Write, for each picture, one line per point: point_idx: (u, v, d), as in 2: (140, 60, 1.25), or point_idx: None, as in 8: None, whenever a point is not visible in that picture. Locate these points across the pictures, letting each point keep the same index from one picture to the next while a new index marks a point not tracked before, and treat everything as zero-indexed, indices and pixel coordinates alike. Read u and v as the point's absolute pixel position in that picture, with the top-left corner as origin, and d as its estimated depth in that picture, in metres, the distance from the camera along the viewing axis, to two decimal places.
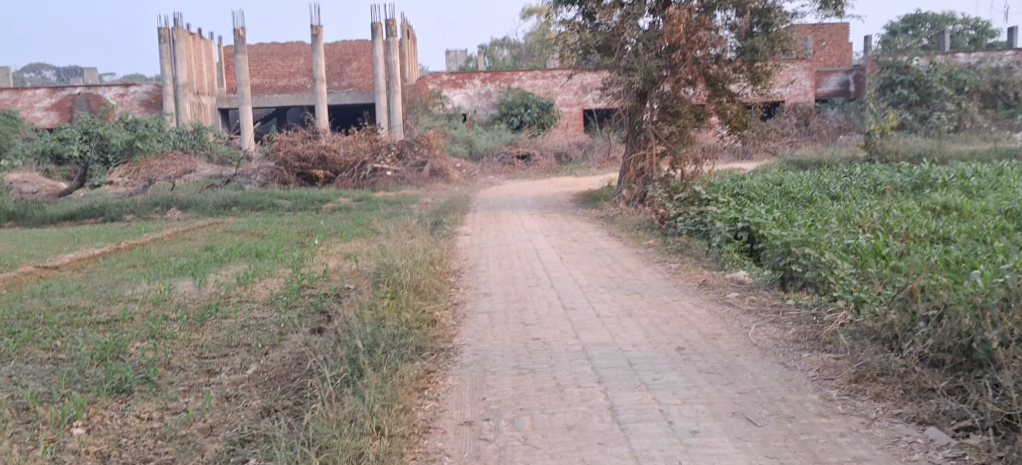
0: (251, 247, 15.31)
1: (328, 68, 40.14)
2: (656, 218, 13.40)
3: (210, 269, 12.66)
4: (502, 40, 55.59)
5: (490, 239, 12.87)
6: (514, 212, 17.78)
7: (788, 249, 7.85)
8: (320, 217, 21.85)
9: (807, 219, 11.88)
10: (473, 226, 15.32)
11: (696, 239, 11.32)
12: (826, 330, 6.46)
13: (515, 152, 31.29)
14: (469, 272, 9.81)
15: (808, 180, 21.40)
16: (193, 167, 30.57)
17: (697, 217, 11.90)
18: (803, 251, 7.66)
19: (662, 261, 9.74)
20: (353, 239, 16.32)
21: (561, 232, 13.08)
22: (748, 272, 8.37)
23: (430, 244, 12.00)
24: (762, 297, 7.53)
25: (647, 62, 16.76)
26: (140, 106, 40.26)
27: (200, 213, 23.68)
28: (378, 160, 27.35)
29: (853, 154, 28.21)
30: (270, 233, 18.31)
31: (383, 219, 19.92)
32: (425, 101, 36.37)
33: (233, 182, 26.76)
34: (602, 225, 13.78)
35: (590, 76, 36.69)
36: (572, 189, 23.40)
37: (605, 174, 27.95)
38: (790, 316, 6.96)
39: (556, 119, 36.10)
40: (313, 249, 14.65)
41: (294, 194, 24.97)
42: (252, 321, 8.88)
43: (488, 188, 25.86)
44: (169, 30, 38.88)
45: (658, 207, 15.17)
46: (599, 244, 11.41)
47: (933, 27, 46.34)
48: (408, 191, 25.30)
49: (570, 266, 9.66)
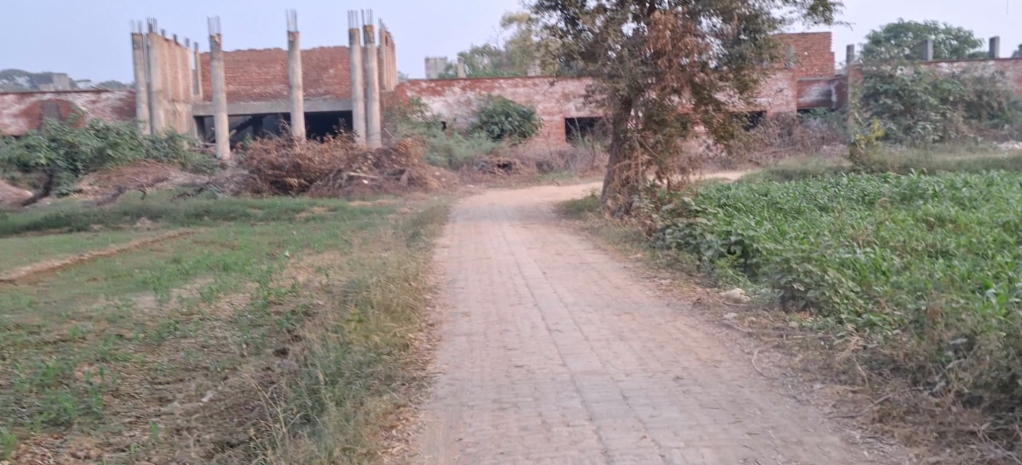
0: (220, 260, 14.65)
1: (306, 75, 39.47)
2: (643, 229, 12.90)
3: (175, 283, 11.99)
4: (483, 48, 55.10)
5: (470, 252, 12.31)
6: (494, 222, 17.23)
7: (788, 266, 7.37)
8: (295, 227, 21.19)
9: (800, 232, 11.44)
10: (451, 238, 14.74)
11: (685, 252, 10.84)
12: (838, 358, 5.95)
13: (496, 161, 30.77)
14: (449, 289, 9.25)
15: (794, 190, 21.01)
16: (166, 175, 29.77)
17: (686, 229, 11.41)
18: (804, 268, 7.18)
19: (652, 277, 9.23)
20: (327, 251, 15.69)
21: (544, 245, 12.55)
22: (744, 289, 7.88)
23: (406, 258, 11.43)
24: (762, 318, 7.02)
25: (632, 68, 16.27)
26: (113, 113, 39.38)
27: (171, 222, 22.97)
28: (354, 168, 26.71)
29: (838, 164, 27.87)
30: (241, 245, 17.64)
31: (359, 230, 19.30)
32: (405, 109, 35.78)
33: (205, 191, 26.02)
34: (587, 236, 13.27)
35: (572, 85, 36.25)
36: (554, 199, 22.87)
37: (587, 183, 27.48)
38: (794, 340, 6.44)
39: (538, 127, 35.71)
40: (285, 261, 14.02)
41: (268, 203, 24.31)
42: (213, 341, 8.27)
43: (469, 198, 25.30)
44: (143, 36, 38.10)
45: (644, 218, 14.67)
46: (585, 258, 10.89)
47: (915, 36, 46.25)
48: (387, 201, 24.69)
49: (554, 282, 9.12)
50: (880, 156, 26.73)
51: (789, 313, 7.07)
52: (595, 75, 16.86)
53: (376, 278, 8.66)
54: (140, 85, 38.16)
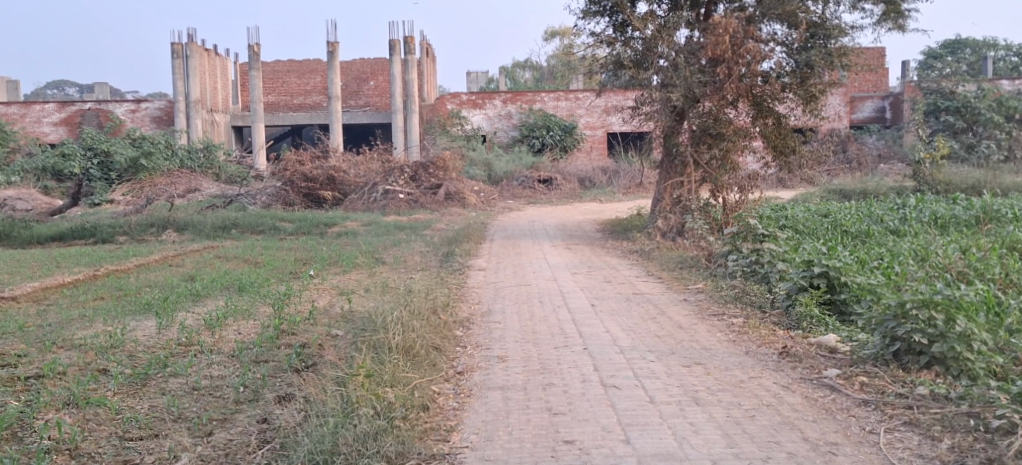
0: (242, 278, 13.52)
1: (345, 86, 38.64)
2: (701, 254, 11.54)
3: (184, 307, 10.85)
4: (523, 61, 53.92)
5: (511, 276, 11.05)
6: (535, 241, 15.98)
7: (902, 313, 6.08)
8: (325, 242, 20.14)
9: (882, 262, 10.05)
10: (488, 259, 13.53)
11: (753, 284, 9.51)
12: (1001, 446, 4.58)
13: (536, 176, 29.53)
14: (485, 323, 8.01)
15: (858, 211, 19.45)
16: (197, 185, 28.96)
17: (754, 256, 10.07)
18: (923, 316, 5.92)
19: (720, 313, 7.90)
20: (353, 271, 14.53)
21: (591, 270, 11.22)
22: (841, 338, 6.65)
23: (437, 285, 10.20)
24: (876, 380, 5.73)
25: (688, 76, 14.88)
26: (152, 122, 38.89)
27: (197, 235, 22.08)
28: (390, 181, 25.58)
29: (899, 184, 26.22)
30: (264, 261, 16.57)
31: (390, 247, 18.17)
32: (443, 121, 34.70)
33: (236, 202, 25.14)
34: (637, 261, 11.97)
35: (615, 98, 34.95)
36: (598, 217, 21.53)
37: (631, 201, 26.10)
38: (930, 415, 5.12)
39: (580, 142, 34.45)
40: (308, 282, 12.89)
41: (299, 217, 23.30)
42: (207, 382, 7.16)
43: (508, 214, 24.06)
44: (182, 45, 37.54)
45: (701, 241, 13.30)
46: (639, 287, 9.58)
47: (974, 52, 44.13)
48: (422, 216, 23.54)
49: (605, 318, 7.85)
50: (945, 176, 24.90)
51: (908, 373, 5.88)
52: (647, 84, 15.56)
53: (397, 310, 7.44)
54: (178, 94, 37.64)
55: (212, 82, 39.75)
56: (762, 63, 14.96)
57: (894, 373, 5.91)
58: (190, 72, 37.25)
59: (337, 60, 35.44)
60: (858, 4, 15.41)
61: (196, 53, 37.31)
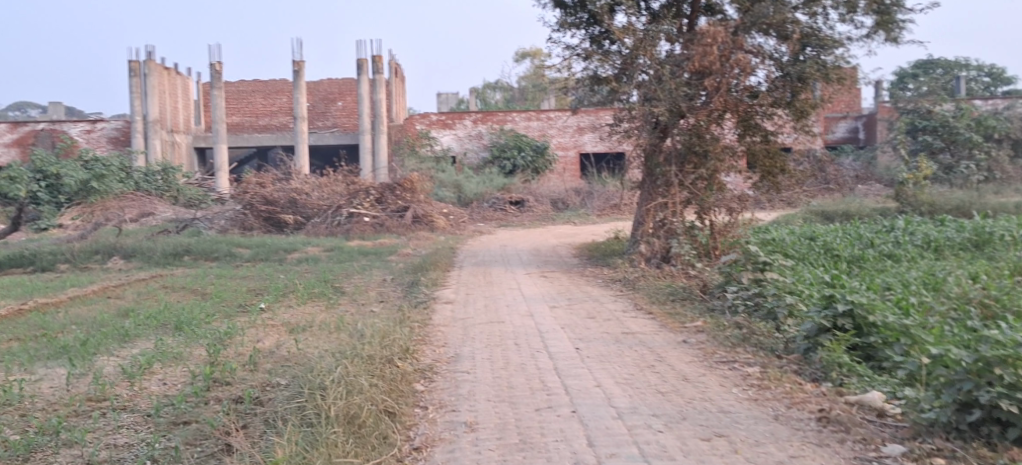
0: (183, 314, 12.11)
1: (311, 107, 37.30)
2: (696, 285, 10.39)
3: (108, 350, 9.43)
4: (493, 82, 52.88)
5: (483, 312, 9.76)
6: (507, 269, 14.75)
7: (978, 371, 5.02)
8: (281, 270, 18.76)
9: (899, 294, 9.02)
10: (456, 289, 12.29)
11: (758, 319, 8.39)
12: None
13: (507, 198, 28.37)
14: (453, 373, 6.76)
15: (847, 233, 18.50)
16: (151, 209, 27.42)
17: (755, 289, 8.96)
18: (1007, 377, 4.92)
19: (730, 359, 6.74)
20: (309, 303, 13.19)
21: (573, 304, 9.96)
22: (895, 402, 5.57)
23: (398, 323, 8.90)
24: None
25: (674, 89, 13.80)
26: (108, 143, 37.14)
27: (145, 262, 20.59)
28: (354, 204, 24.22)
29: (882, 205, 25.34)
30: (213, 292, 15.14)
31: (351, 275, 16.85)
32: (412, 142, 33.38)
33: (189, 227, 23.69)
34: (622, 292, 10.82)
35: (589, 118, 33.94)
36: (573, 241, 20.37)
37: (607, 223, 24.99)
38: None
39: (552, 163, 33.35)
40: (256, 318, 11.53)
41: (256, 242, 21.89)
42: (106, 455, 5.84)
43: (478, 238, 22.85)
44: (140, 64, 36.00)
45: (693, 271, 12.18)
46: (627, 324, 8.37)
47: (946, 71, 43.74)
48: (387, 241, 22.24)
49: (594, 365, 6.65)
50: (929, 197, 24.13)
51: (996, 452, 4.84)
52: (626, 99, 14.51)
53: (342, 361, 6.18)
54: (135, 114, 36.06)
55: (172, 101, 38.22)
56: (752, 76, 13.94)
57: (977, 452, 4.85)
58: (148, 91, 35.71)
59: (302, 80, 34.10)
60: (849, 15, 14.45)
61: (155, 71, 35.82)
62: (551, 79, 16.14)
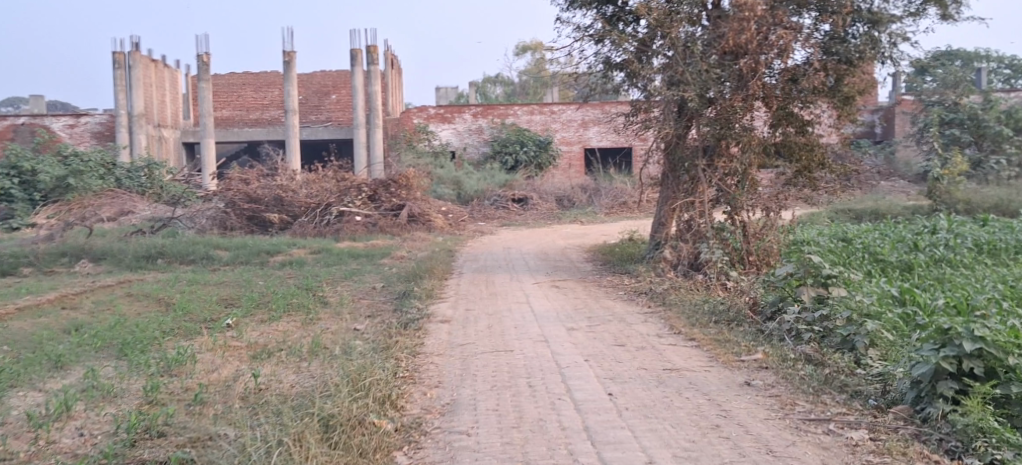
0: (135, 332, 10.35)
1: (304, 101, 35.56)
2: (743, 302, 8.70)
3: (29, 382, 7.72)
4: (494, 76, 51.17)
5: (486, 338, 8.02)
6: (512, 276, 13.06)
7: None
8: (262, 275, 17.08)
9: (997, 313, 7.37)
10: (455, 303, 10.61)
11: (837, 352, 6.76)
12: None
13: (509, 195, 26.66)
14: (449, 435, 5.09)
15: (884, 235, 16.81)
16: (131, 207, 25.67)
17: (823, 311, 7.27)
18: None
19: (822, 418, 5.17)
20: (285, 318, 11.51)
21: (595, 326, 8.26)
22: None
23: (378, 358, 7.17)
24: None
25: (704, 72, 12.13)
26: (93, 138, 35.09)
27: (115, 266, 18.90)
28: (345, 202, 22.46)
29: (912, 204, 23.62)
30: (180, 302, 13.46)
31: (338, 282, 15.16)
32: (409, 136, 31.64)
33: (168, 227, 22.03)
34: (653, 309, 9.11)
35: (595, 112, 32.22)
36: (583, 242, 18.66)
37: (617, 223, 23.26)
38: None
39: (555, 159, 31.69)
40: (218, 340, 9.81)
41: (237, 243, 20.20)
42: None
43: (480, 240, 21.14)
44: (125, 55, 34.18)
45: (731, 284, 10.50)
46: (668, 358, 6.67)
47: (968, 63, 41.90)
48: (380, 242, 20.51)
49: (635, 422, 5.02)
50: (964, 195, 22.49)
51: None
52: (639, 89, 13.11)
53: (286, 438, 4.64)
54: (120, 108, 34.27)
55: (159, 95, 36.47)
56: (792, 58, 12.27)
57: None
58: (133, 83, 33.92)
59: (294, 71, 32.34)
60: None
61: (140, 63, 34.07)
62: (558, 67, 14.44)
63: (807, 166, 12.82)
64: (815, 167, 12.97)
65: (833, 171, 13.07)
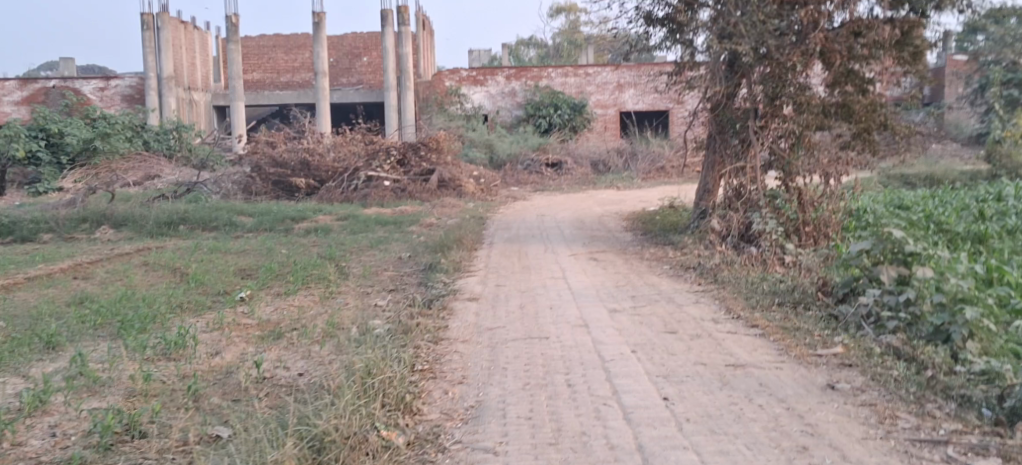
0: (139, 307, 9.57)
1: (334, 63, 34.65)
2: (809, 281, 7.68)
3: (14, 367, 7.00)
4: (528, 37, 49.91)
5: (518, 322, 7.10)
6: (547, 247, 12.14)
7: None
8: (285, 243, 16.29)
9: None
10: (486, 278, 9.74)
11: (933, 345, 5.72)
12: None
13: (543, 160, 25.66)
14: (472, 453, 4.35)
15: (948, 201, 15.56)
16: (157, 171, 25.03)
17: (908, 295, 6.26)
18: None
19: (932, 438, 4.26)
20: (303, 292, 10.72)
21: (642, 308, 7.29)
22: None
23: (393, 346, 6.33)
24: None
25: (760, 21, 10.91)
26: (122, 101, 34.42)
27: (136, 233, 18.25)
28: (373, 167, 21.57)
29: (972, 169, 22.15)
30: (196, 273, 12.71)
31: (363, 251, 14.32)
32: (440, 99, 30.63)
33: (192, 192, 21.36)
34: (706, 289, 8.14)
35: (632, 73, 30.92)
36: (621, 209, 17.64)
37: (655, 189, 22.17)
38: None
39: (589, 121, 30.60)
40: (226, 317, 9.01)
41: (261, 209, 19.46)
42: None
43: (512, 206, 20.19)
44: (153, 15, 33.39)
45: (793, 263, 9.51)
46: (730, 350, 5.72)
47: None
48: (408, 209, 19.65)
49: (699, 444, 4.20)
50: None
51: None
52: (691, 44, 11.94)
53: None
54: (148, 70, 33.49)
55: (188, 57, 35.77)
56: (856, 8, 11.05)
57: None
58: (161, 45, 33.12)
59: (322, 33, 31.42)
60: None
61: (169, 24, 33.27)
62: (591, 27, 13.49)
63: (865, 128, 11.60)
64: (876, 128, 11.66)
65: (896, 132, 11.71)
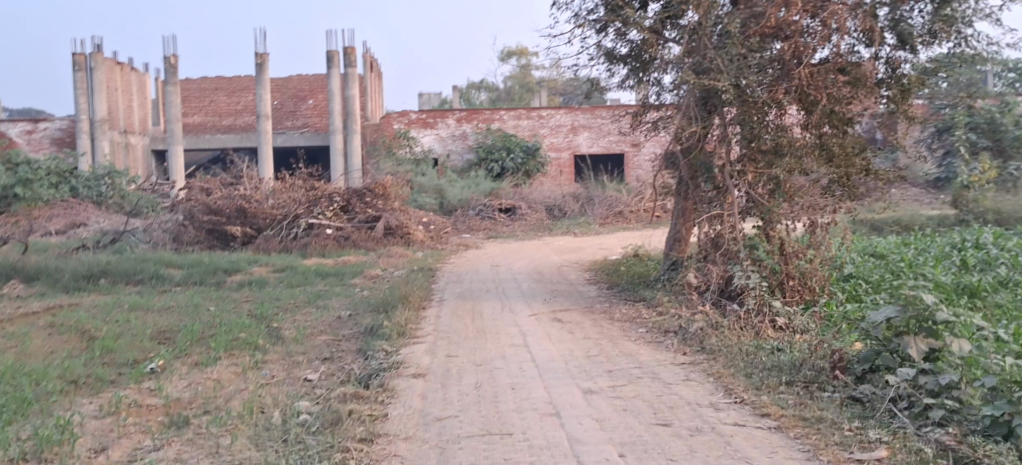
0: (21, 385, 8.00)
1: (279, 106, 33.27)
2: (815, 352, 6.64)
3: None
4: (479, 81, 49.13)
5: (474, 409, 5.83)
6: (506, 304, 10.89)
7: None
8: (216, 298, 14.79)
9: None
10: (436, 344, 8.44)
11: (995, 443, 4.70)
12: None
13: (496, 205, 24.51)
14: None
15: (923, 248, 14.77)
16: (82, 219, 23.26)
17: (950, 377, 5.21)
18: None
19: None
20: (225, 360, 9.30)
21: (623, 389, 6.07)
22: None
23: (313, 454, 5.01)
24: None
25: (739, 57, 9.95)
26: (52, 145, 32.53)
27: (49, 287, 16.51)
28: (315, 213, 20.16)
29: (937, 213, 21.47)
30: (104, 337, 11.13)
31: (298, 308, 12.89)
32: (389, 142, 29.41)
33: (119, 241, 19.82)
34: (697, 361, 6.97)
35: (586, 116, 30.09)
36: (581, 258, 16.51)
37: (614, 236, 21.12)
38: None
39: (543, 166, 29.61)
40: (124, 398, 7.54)
41: (191, 260, 17.92)
42: None
43: (463, 255, 18.93)
44: (86, 56, 31.74)
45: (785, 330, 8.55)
46: (744, 454, 4.72)
47: None
48: (352, 258, 18.28)
49: None
50: (995, 203, 20.14)
51: None
52: (655, 83, 11.27)
53: None
54: (80, 113, 31.67)
55: (124, 99, 34.07)
56: (840, 43, 10.10)
57: None
58: (94, 86, 31.36)
59: (266, 74, 30.07)
60: None
61: (103, 65, 31.61)
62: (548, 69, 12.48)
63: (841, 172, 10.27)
64: (857, 174, 10.36)
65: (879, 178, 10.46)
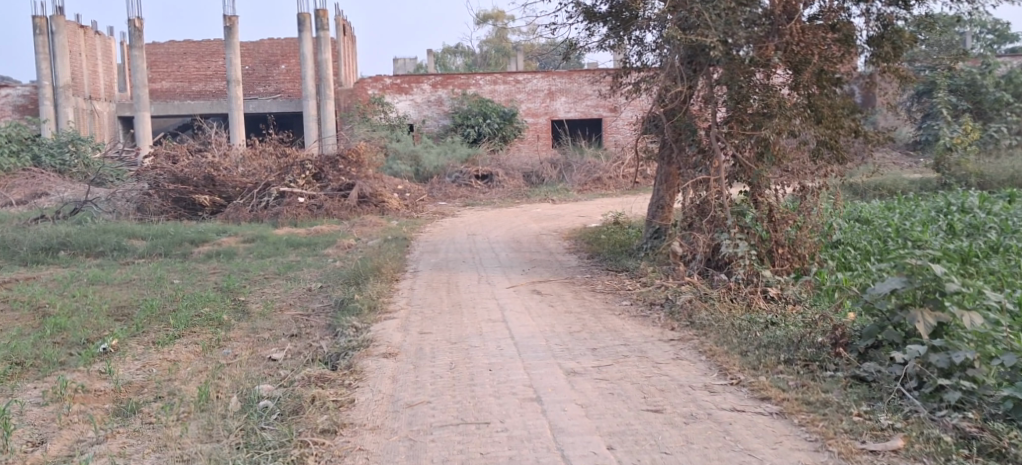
0: None
1: (249, 71, 32.34)
2: (813, 325, 6.23)
3: None
4: (454, 45, 48.18)
5: (448, 393, 5.36)
6: (484, 275, 10.41)
7: None
8: (181, 270, 14.18)
9: None
10: (410, 319, 7.97)
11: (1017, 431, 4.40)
12: None
13: (473, 171, 23.97)
14: None
15: (910, 212, 14.41)
16: (45, 189, 22.44)
17: (965, 355, 4.88)
18: None
19: None
20: (186, 338, 8.76)
21: (609, 370, 5.64)
22: None
23: (268, 452, 4.54)
24: None
25: (727, 12, 9.46)
26: (14, 111, 31.45)
27: (7, 260, 15.81)
28: (286, 181, 19.50)
29: (920, 177, 21.15)
30: (60, 312, 10.54)
31: (266, 280, 12.34)
32: (363, 108, 28.67)
33: (82, 211, 19.06)
34: (687, 337, 6.54)
35: (565, 80, 29.45)
36: (561, 226, 16.04)
37: (593, 203, 20.63)
38: None
39: (520, 131, 29.01)
40: (71, 382, 6.99)
41: (156, 231, 17.26)
42: None
43: (438, 223, 18.39)
44: (47, 19, 30.53)
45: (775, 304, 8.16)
46: (745, 446, 4.44)
47: None
48: (325, 228, 17.71)
49: None
50: (979, 166, 19.84)
51: None
52: (637, 43, 10.76)
53: None
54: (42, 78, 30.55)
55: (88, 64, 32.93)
56: None
57: None
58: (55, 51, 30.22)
59: (234, 38, 29.13)
60: None
61: (64, 29, 30.44)
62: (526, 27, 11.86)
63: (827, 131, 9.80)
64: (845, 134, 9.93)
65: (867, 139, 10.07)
